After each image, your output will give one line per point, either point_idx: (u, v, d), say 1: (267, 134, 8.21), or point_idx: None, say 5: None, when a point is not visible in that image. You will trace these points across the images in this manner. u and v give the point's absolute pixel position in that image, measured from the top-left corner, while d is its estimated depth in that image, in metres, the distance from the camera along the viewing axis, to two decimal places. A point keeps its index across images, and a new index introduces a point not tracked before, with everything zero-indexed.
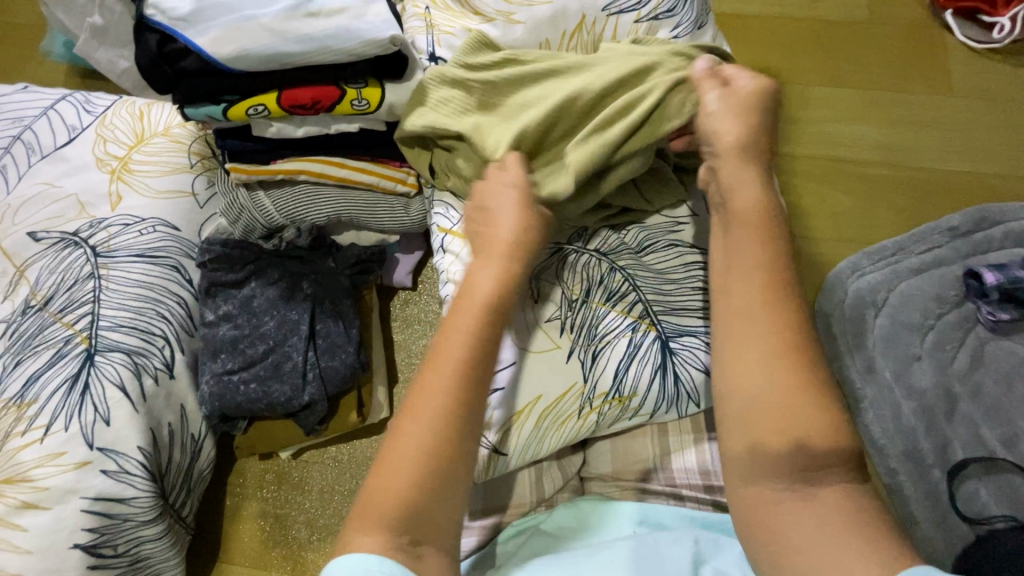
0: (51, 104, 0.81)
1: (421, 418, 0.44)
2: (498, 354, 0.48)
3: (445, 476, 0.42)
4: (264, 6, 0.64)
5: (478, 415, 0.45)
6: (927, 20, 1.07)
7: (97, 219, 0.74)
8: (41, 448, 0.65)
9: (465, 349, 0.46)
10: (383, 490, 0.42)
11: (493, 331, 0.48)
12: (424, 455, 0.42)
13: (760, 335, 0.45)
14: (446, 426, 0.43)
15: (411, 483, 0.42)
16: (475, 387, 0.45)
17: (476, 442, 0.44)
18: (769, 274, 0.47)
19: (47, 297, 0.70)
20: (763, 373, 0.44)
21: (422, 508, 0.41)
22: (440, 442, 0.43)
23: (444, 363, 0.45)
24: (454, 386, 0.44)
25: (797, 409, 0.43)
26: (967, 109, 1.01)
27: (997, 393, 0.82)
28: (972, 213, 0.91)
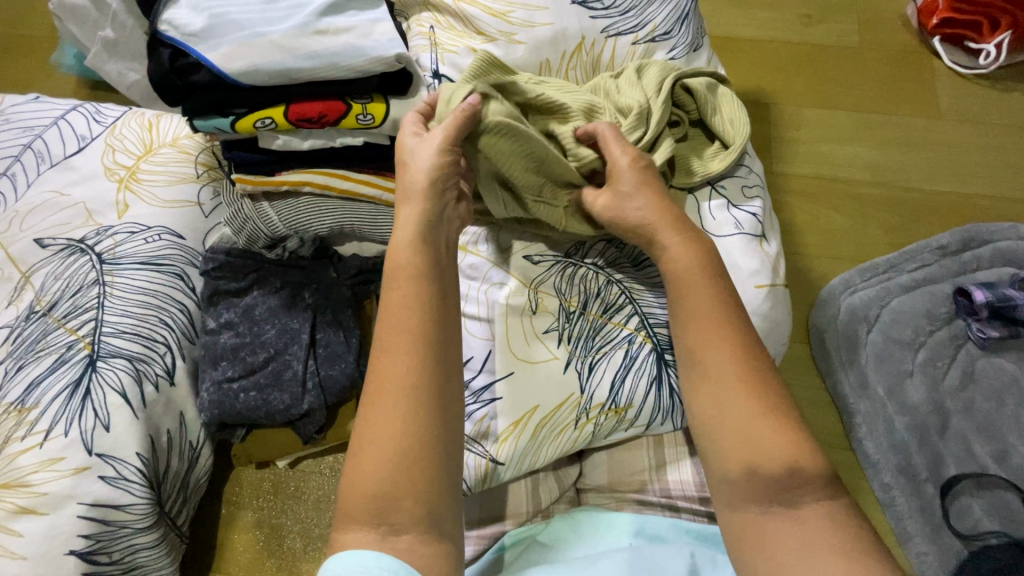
0: (61, 115, 0.82)
1: (373, 402, 0.45)
2: (432, 320, 0.48)
3: (413, 454, 0.43)
4: (274, 23, 0.66)
5: (425, 381, 0.46)
6: (916, 46, 1.11)
7: (103, 227, 0.75)
8: (39, 454, 0.65)
9: (413, 324, 0.48)
10: (359, 482, 0.43)
11: (438, 303, 0.50)
12: (391, 436, 0.44)
13: (720, 371, 0.48)
14: (407, 401, 0.45)
15: (383, 468, 0.43)
16: (431, 359, 0.47)
17: (428, 409, 0.45)
18: (720, 312, 0.50)
19: (52, 302, 0.71)
20: (719, 405, 0.47)
21: (395, 490, 0.42)
22: (403, 420, 0.44)
23: (394, 343, 0.47)
24: (407, 362, 0.46)
25: (764, 437, 0.45)
26: (955, 131, 1.04)
27: (988, 409, 0.84)
28: (961, 232, 0.93)
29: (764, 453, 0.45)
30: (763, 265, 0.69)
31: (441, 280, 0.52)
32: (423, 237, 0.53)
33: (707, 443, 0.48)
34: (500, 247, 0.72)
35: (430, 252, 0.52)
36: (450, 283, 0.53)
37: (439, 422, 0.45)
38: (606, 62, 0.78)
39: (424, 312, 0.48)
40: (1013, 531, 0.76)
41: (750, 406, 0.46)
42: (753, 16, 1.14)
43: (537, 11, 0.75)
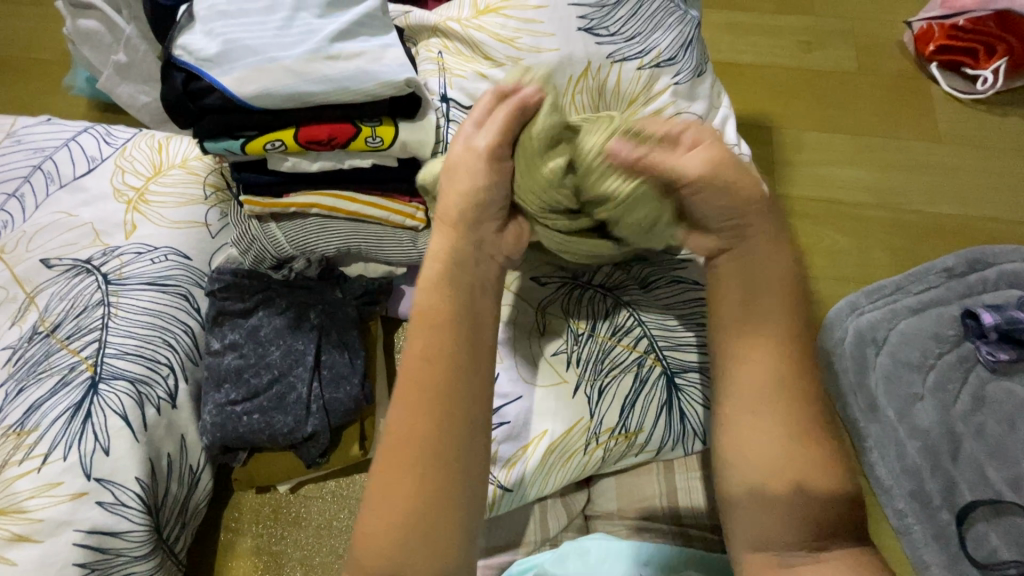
0: (73, 136, 0.83)
1: (389, 448, 0.43)
2: (463, 367, 0.45)
3: (429, 510, 0.41)
4: (287, 48, 0.67)
5: (448, 430, 0.43)
6: (914, 72, 1.13)
7: (110, 248, 0.75)
8: (37, 478, 0.63)
9: (429, 383, 0.44)
10: (369, 530, 0.42)
11: (462, 355, 0.46)
12: (403, 505, 0.41)
13: (770, 401, 0.44)
14: (422, 469, 0.42)
15: (397, 537, 0.41)
16: (449, 421, 0.43)
17: (448, 463, 0.42)
18: (783, 333, 0.46)
19: (56, 323, 0.70)
20: (771, 444, 0.44)
21: (407, 547, 0.41)
22: (417, 489, 0.42)
23: (409, 401, 0.44)
24: (421, 424, 0.43)
25: (809, 483, 0.43)
26: (956, 155, 1.05)
27: (1000, 433, 0.82)
28: (966, 254, 0.93)
29: (802, 486, 0.43)
30: None
31: (468, 324, 0.47)
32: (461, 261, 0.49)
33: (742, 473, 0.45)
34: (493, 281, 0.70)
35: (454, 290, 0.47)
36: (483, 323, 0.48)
37: (458, 490, 0.42)
38: (612, 87, 0.79)
39: (446, 367, 0.44)
40: None
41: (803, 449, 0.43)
42: (754, 42, 1.16)
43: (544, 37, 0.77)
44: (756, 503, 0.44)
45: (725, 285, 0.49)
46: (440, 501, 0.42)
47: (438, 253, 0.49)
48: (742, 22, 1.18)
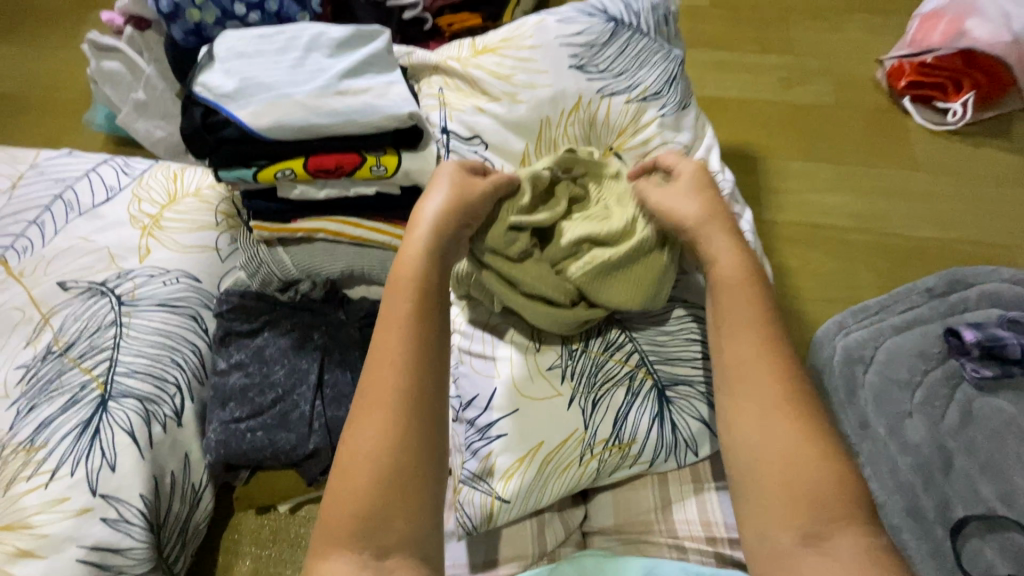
0: (93, 168, 0.88)
1: (361, 421, 0.46)
2: (427, 340, 0.49)
3: (402, 475, 0.44)
4: (299, 85, 0.73)
5: (415, 393, 0.47)
6: (888, 105, 1.19)
7: (124, 271, 0.79)
8: (44, 494, 0.65)
9: (383, 387, 0.47)
10: (341, 505, 0.43)
11: (415, 358, 0.48)
12: (360, 506, 0.43)
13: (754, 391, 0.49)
14: (377, 471, 0.44)
15: (353, 540, 0.42)
16: (400, 421, 0.46)
17: (415, 425, 0.45)
18: (758, 331, 0.51)
19: (69, 343, 0.73)
20: (762, 425, 0.48)
21: (383, 510, 0.43)
22: (370, 490, 0.43)
23: (367, 406, 0.46)
24: (376, 427, 0.45)
25: (803, 460, 0.45)
26: (932, 182, 1.10)
27: (989, 448, 0.84)
28: (946, 275, 0.96)
29: (800, 475, 0.45)
30: None
31: (426, 330, 0.50)
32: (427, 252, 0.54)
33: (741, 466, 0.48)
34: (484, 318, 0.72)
35: (412, 299, 0.51)
36: (440, 329, 0.51)
37: (411, 490, 0.44)
38: (601, 119, 0.84)
39: (400, 372, 0.47)
40: None
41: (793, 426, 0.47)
42: (736, 79, 1.23)
43: (538, 74, 0.82)
44: (756, 494, 0.46)
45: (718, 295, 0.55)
46: (393, 500, 0.43)
47: (402, 267, 0.53)
48: (725, 61, 1.26)
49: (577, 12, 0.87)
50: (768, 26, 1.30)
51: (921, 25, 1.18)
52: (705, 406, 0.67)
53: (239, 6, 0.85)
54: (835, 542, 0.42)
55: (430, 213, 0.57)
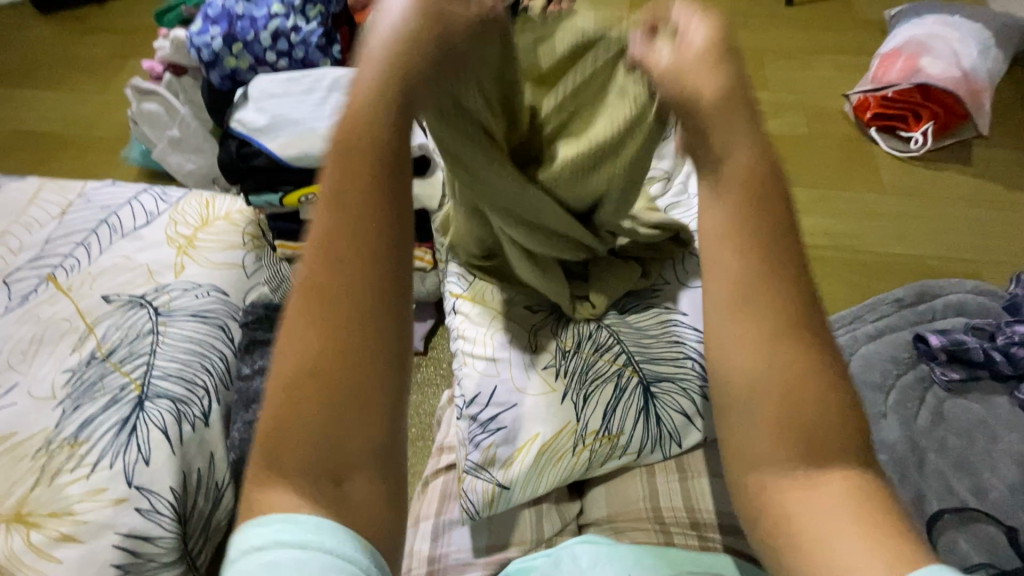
0: (134, 196, 0.98)
1: (291, 338, 0.38)
2: (372, 238, 0.38)
3: (346, 393, 0.36)
4: (320, 120, 0.84)
5: (364, 300, 0.37)
6: (856, 135, 1.30)
7: (161, 285, 0.87)
8: (86, 484, 0.71)
9: (320, 291, 0.38)
10: (281, 432, 0.37)
11: (357, 256, 0.38)
12: (295, 419, 0.37)
13: (747, 315, 0.40)
14: (313, 380, 0.37)
15: (294, 453, 0.36)
16: (343, 331, 0.37)
17: (366, 332, 0.37)
18: (753, 248, 0.40)
19: (111, 349, 0.81)
20: (760, 358, 0.39)
21: (333, 435, 0.36)
22: (309, 403, 0.37)
23: (297, 307, 0.38)
24: (309, 333, 0.37)
25: (803, 391, 0.38)
26: (899, 203, 1.20)
27: (960, 446, 0.89)
28: (913, 287, 1.04)
29: (795, 406, 0.38)
30: None
31: (372, 224, 0.38)
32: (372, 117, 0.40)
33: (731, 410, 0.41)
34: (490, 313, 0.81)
35: (351, 181, 0.39)
36: (391, 224, 0.39)
37: (357, 409, 0.37)
38: None
39: (343, 271, 0.38)
40: (1000, 564, 0.78)
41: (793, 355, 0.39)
42: None
43: None
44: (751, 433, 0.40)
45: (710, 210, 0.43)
46: (336, 420, 0.36)
47: (341, 131, 0.40)
48: None
49: None
50: None
51: (881, 63, 1.30)
52: (688, 401, 0.72)
53: (268, 55, 0.97)
54: (832, 473, 0.38)
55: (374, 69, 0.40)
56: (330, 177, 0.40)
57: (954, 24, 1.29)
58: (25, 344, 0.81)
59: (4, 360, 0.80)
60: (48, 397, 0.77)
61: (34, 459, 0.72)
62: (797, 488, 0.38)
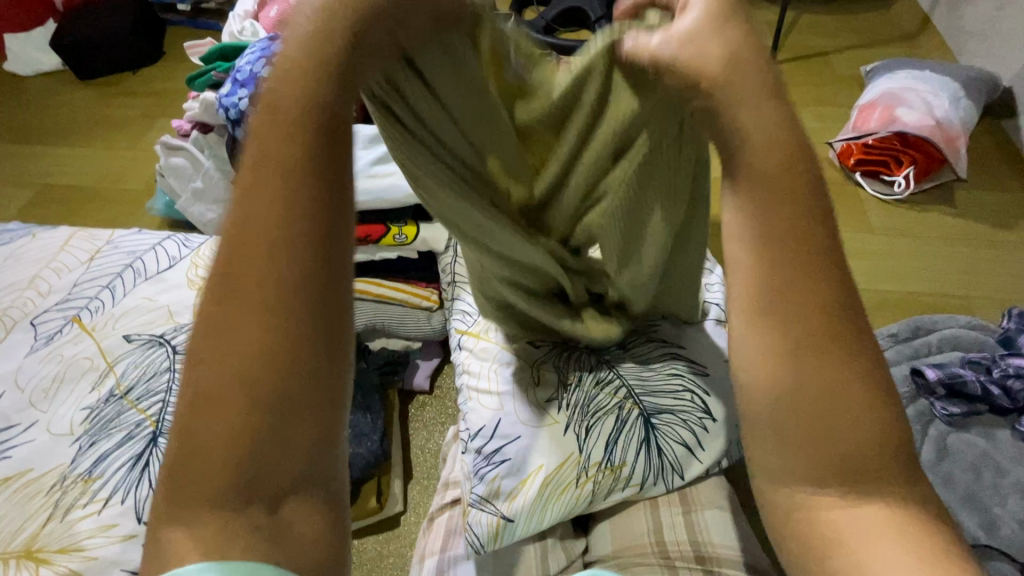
0: (159, 242, 1.04)
1: (212, 353, 0.35)
2: (302, 244, 0.35)
3: (270, 411, 0.34)
4: None
5: (294, 309, 0.35)
6: (842, 179, 1.36)
7: (180, 325, 0.91)
8: (97, 519, 0.72)
9: (237, 294, 0.35)
10: (201, 462, 0.34)
11: (284, 258, 0.35)
12: (215, 440, 0.34)
13: (779, 325, 0.39)
14: (235, 394, 0.34)
15: (217, 477, 0.34)
16: (266, 338, 0.34)
17: (298, 344, 0.35)
18: (795, 234, 0.39)
19: (129, 387, 0.84)
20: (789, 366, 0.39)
21: (265, 461, 0.34)
22: (232, 420, 0.34)
23: (215, 314, 0.35)
24: (226, 341, 0.34)
25: (840, 407, 0.38)
26: (887, 242, 1.24)
27: (967, 481, 0.89)
28: (907, 322, 1.07)
29: (842, 417, 0.38)
30: None
31: (300, 205, 0.35)
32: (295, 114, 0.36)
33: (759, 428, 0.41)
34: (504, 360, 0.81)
35: (276, 169, 0.35)
36: (326, 207, 0.36)
37: (294, 431, 0.35)
38: None
39: (267, 267, 0.35)
40: None
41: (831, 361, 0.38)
42: None
43: None
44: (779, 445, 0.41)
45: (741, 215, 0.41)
46: (264, 435, 0.34)
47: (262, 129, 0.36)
48: None
49: None
50: None
51: (860, 114, 1.38)
52: (688, 432, 0.74)
53: None
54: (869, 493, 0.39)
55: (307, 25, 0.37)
56: (258, 148, 0.36)
57: (926, 78, 1.38)
58: (47, 383, 0.84)
59: (26, 398, 0.83)
60: (66, 434, 0.79)
61: (49, 494, 0.74)
62: (828, 516, 0.39)
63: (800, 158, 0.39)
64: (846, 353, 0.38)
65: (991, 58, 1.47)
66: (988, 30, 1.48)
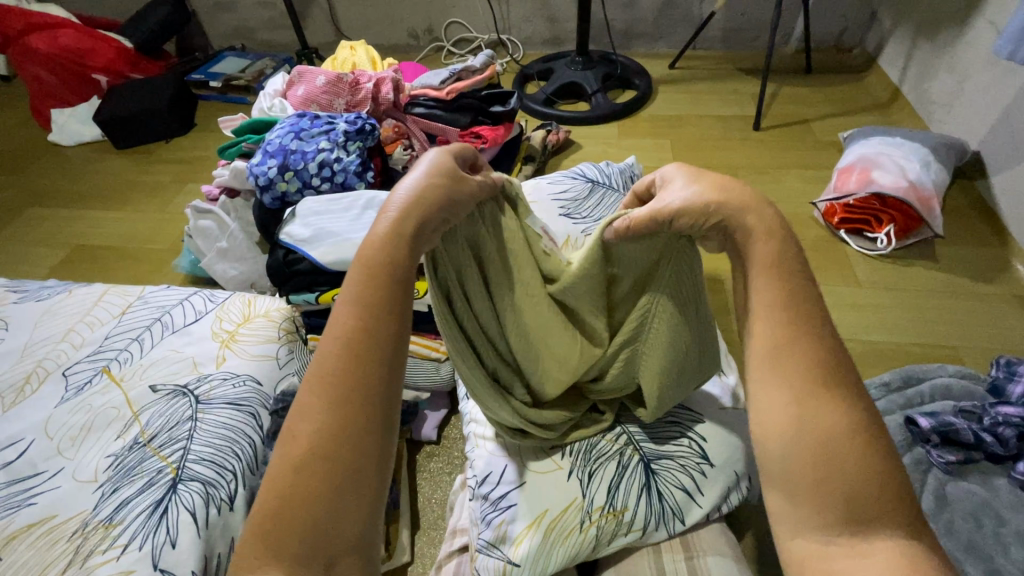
0: (187, 297, 1.11)
1: (301, 430, 0.45)
2: (381, 353, 0.48)
3: (344, 483, 0.44)
4: (356, 232, 1.00)
5: (369, 402, 0.47)
6: (828, 236, 1.45)
7: (203, 375, 0.97)
8: (116, 565, 0.74)
9: (328, 389, 0.46)
10: (286, 518, 0.43)
11: (370, 363, 0.48)
12: (297, 499, 0.43)
13: (790, 373, 0.50)
14: (320, 460, 0.44)
15: (294, 535, 0.42)
16: (349, 416, 0.46)
17: (367, 432, 0.46)
18: (798, 322, 0.51)
19: (153, 435, 0.88)
20: (795, 418, 0.48)
21: (331, 524, 0.43)
22: (313, 481, 0.44)
23: (310, 402, 0.46)
24: (315, 424, 0.45)
25: (838, 455, 0.47)
26: (875, 295, 1.30)
27: (969, 530, 0.90)
28: (899, 371, 1.11)
29: (837, 465, 0.47)
30: (724, 391, 0.87)
31: (382, 321, 0.49)
32: (389, 256, 0.51)
33: (775, 459, 0.49)
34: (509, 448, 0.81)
35: (373, 295, 0.50)
36: (402, 326, 0.50)
37: (356, 501, 0.45)
38: None
39: (356, 363, 0.47)
40: None
41: (833, 416, 0.48)
42: None
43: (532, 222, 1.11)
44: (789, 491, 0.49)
45: (757, 298, 0.53)
46: (337, 495, 0.44)
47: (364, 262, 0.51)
48: None
49: (564, 177, 1.17)
50: None
51: (839, 176, 1.49)
52: (687, 477, 0.77)
53: (314, 179, 1.16)
54: (872, 532, 0.45)
55: (396, 202, 0.53)
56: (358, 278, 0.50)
57: (898, 144, 1.50)
58: (75, 431, 0.89)
59: (54, 446, 0.87)
60: (90, 480, 0.83)
61: (70, 541, 0.77)
62: (838, 554, 0.46)
63: (786, 256, 0.54)
64: (838, 405, 0.48)
65: (958, 125, 1.59)
66: (952, 101, 1.62)
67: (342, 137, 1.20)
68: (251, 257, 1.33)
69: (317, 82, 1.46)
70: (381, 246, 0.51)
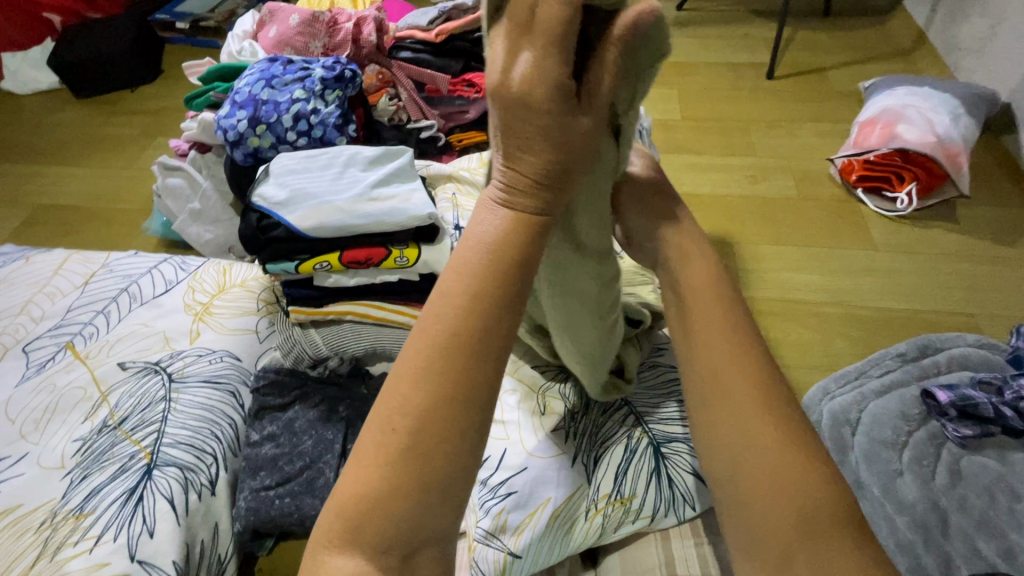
0: (155, 265, 1.02)
1: (399, 425, 0.39)
2: (502, 342, 0.41)
3: (444, 480, 0.39)
4: (337, 194, 0.90)
5: (483, 399, 0.40)
6: (844, 195, 1.36)
7: (176, 351, 0.89)
8: (87, 559, 0.69)
9: (433, 382, 0.39)
10: (379, 514, 0.38)
11: (490, 356, 0.40)
12: (386, 494, 0.38)
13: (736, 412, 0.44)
14: (409, 458, 0.38)
15: (383, 530, 0.38)
16: (449, 418, 0.39)
17: (476, 429, 0.40)
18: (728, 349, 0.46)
19: (123, 417, 0.81)
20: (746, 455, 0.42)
21: (418, 522, 0.38)
22: (395, 475, 0.38)
23: (407, 395, 0.39)
24: (416, 421, 0.39)
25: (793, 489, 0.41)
26: (891, 259, 1.24)
27: (982, 505, 0.87)
28: (916, 341, 1.05)
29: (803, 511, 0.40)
30: None
31: (497, 320, 0.41)
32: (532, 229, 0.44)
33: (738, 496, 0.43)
34: (543, 428, 0.74)
35: (490, 276, 0.41)
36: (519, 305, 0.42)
37: (450, 498, 0.39)
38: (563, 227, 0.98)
39: (471, 358, 0.40)
40: None
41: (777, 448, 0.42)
42: (709, 178, 1.42)
43: None
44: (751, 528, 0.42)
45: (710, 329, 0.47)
46: (431, 491, 0.39)
47: (480, 241, 0.42)
48: (697, 162, 1.46)
49: None
50: (732, 134, 1.53)
51: (860, 131, 1.39)
52: (698, 461, 0.72)
53: (289, 134, 1.05)
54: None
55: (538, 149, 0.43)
56: (474, 256, 0.42)
57: (924, 95, 1.39)
58: (38, 414, 0.82)
59: (17, 430, 0.81)
60: (57, 467, 0.77)
61: (38, 532, 0.71)
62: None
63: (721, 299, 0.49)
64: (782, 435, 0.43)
65: (987, 74, 1.48)
66: (984, 46, 1.49)
67: (318, 85, 1.07)
68: (224, 218, 1.23)
69: (290, 22, 1.31)
70: (497, 226, 0.43)
